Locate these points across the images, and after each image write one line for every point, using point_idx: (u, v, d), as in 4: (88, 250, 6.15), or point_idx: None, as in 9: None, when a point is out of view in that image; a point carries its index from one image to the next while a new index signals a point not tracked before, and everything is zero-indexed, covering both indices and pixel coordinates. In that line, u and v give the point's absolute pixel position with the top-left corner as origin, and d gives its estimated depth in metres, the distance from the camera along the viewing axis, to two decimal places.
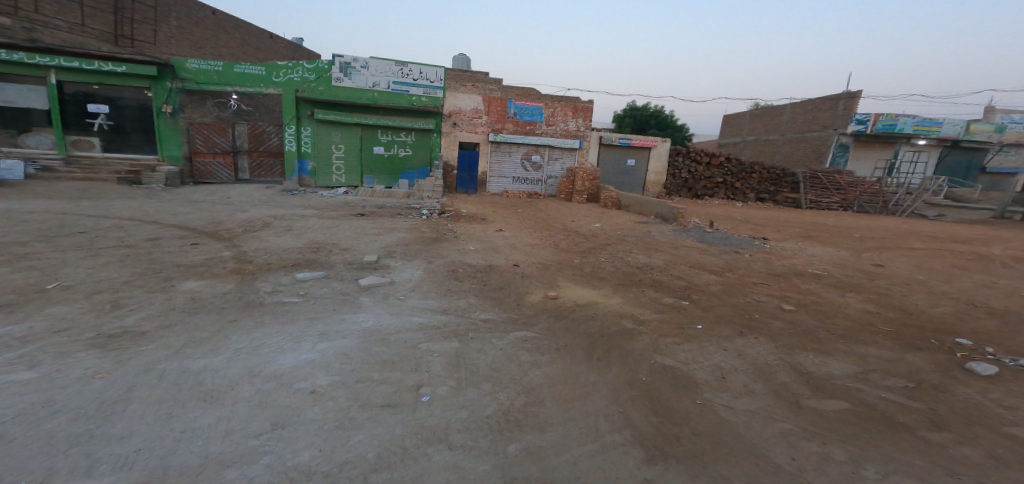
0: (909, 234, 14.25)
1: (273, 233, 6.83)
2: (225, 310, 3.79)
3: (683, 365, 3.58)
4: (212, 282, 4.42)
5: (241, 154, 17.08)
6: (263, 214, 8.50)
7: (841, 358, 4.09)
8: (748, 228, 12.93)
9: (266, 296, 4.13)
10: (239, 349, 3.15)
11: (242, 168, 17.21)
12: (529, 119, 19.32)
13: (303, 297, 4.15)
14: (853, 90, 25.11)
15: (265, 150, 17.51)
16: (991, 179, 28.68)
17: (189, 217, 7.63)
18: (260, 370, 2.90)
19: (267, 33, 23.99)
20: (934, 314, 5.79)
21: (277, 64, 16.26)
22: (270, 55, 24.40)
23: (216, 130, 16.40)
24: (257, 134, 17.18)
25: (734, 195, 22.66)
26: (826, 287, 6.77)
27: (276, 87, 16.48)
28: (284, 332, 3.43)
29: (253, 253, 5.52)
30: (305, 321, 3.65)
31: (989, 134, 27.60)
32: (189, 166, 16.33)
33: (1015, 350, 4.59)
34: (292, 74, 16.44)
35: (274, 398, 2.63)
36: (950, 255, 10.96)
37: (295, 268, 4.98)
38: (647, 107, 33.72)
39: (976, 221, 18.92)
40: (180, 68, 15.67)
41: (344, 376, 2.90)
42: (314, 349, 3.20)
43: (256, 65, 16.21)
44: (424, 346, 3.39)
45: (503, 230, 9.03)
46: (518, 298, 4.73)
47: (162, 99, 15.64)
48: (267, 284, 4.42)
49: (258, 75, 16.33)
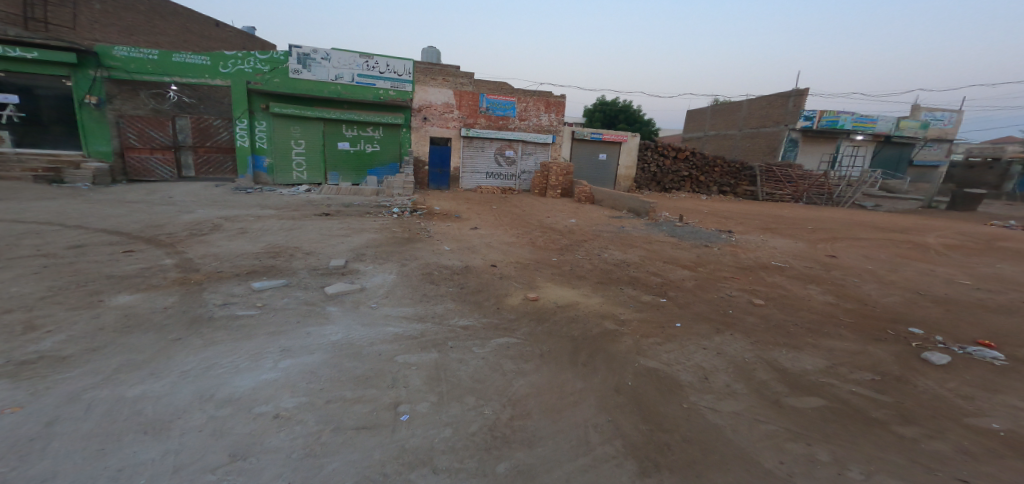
0: (855, 225, 15.22)
1: (224, 236, 6.33)
2: (169, 327, 3.42)
3: (667, 367, 3.56)
4: (152, 295, 3.99)
5: (185, 150, 15.86)
6: (213, 215, 7.88)
7: (812, 352, 4.21)
8: (714, 221, 13.35)
9: (218, 309, 3.77)
10: (187, 371, 2.83)
11: (186, 164, 15.98)
12: (501, 114, 19.06)
13: (261, 309, 3.82)
14: (802, 88, 26.44)
15: (213, 145, 16.26)
16: (919, 171, 31.13)
17: (124, 221, 6.94)
18: (213, 394, 2.60)
19: (214, 21, 22.37)
20: (887, 304, 6.14)
21: (225, 54, 15.18)
22: (218, 44, 22.79)
23: (153, 123, 15.23)
24: (202, 128, 15.93)
25: (699, 189, 23.46)
26: (790, 279, 7.04)
27: (225, 79, 15.39)
28: (239, 350, 3.11)
29: (201, 260, 5.07)
30: (265, 336, 3.35)
31: (916, 130, 29.79)
32: (122, 163, 15.08)
33: (961, 337, 4.93)
34: (243, 65, 15.39)
35: (231, 425, 2.36)
36: (890, 243, 11.76)
37: (251, 276, 4.60)
38: (616, 101, 34.12)
39: (911, 211, 20.49)
40: (105, 56, 14.39)
41: (312, 397, 2.65)
42: (276, 368, 2.92)
43: (200, 54, 15.08)
44: (401, 359, 3.18)
45: (479, 228, 8.82)
46: (497, 301, 4.58)
47: (84, 88, 14.33)
48: (218, 295, 4.04)
49: (202, 65, 15.21)
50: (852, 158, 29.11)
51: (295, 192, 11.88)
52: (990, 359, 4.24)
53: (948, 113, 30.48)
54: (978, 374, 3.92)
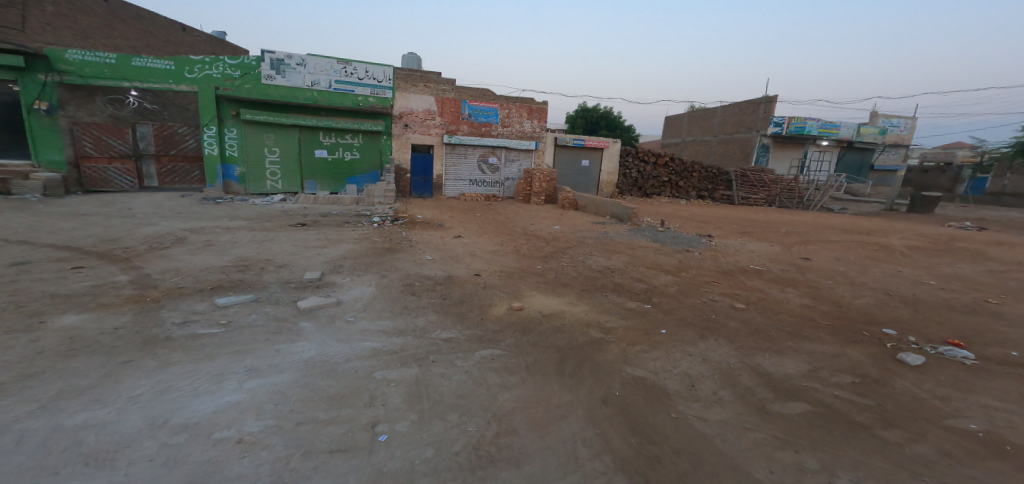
0: (825, 228, 15.76)
1: (188, 249, 6.01)
2: (120, 348, 3.15)
3: (654, 376, 3.52)
4: (102, 314, 3.70)
5: (147, 159, 15.27)
6: (177, 227, 7.52)
7: (794, 356, 4.25)
8: (694, 225, 13.60)
9: (176, 328, 3.51)
10: (138, 395, 2.59)
11: (149, 174, 15.40)
12: (483, 120, 19.04)
13: (225, 327, 3.59)
14: (772, 95, 27.42)
15: (179, 153, 15.79)
16: (881, 175, 32.61)
17: (78, 235, 6.54)
18: (167, 420, 2.38)
19: (181, 26, 21.71)
20: (861, 305, 6.31)
21: (191, 59, 14.67)
22: (186, 49, 22.08)
23: (111, 131, 14.58)
24: (166, 135, 15.42)
25: (679, 194, 23.92)
26: (768, 283, 7.17)
27: (191, 84, 14.86)
28: (199, 372, 2.89)
29: (160, 276, 4.78)
30: (228, 355, 3.13)
31: (875, 135, 31.20)
32: (76, 173, 14.28)
33: (932, 337, 5.09)
34: (211, 70, 14.92)
35: (187, 453, 2.15)
36: (859, 245, 12.19)
37: (216, 292, 4.34)
38: (597, 107, 34.65)
39: (875, 214, 21.38)
40: (56, 59, 13.64)
41: (280, 420, 2.46)
42: (239, 389, 2.71)
43: (164, 59, 14.53)
44: (379, 375, 3.03)
45: (462, 237, 8.70)
46: (481, 311, 4.46)
47: (34, 94, 13.57)
48: (177, 313, 3.78)
49: (166, 70, 14.65)
50: (819, 163, 30.29)
51: (269, 202, 11.51)
52: (961, 358, 4.38)
53: (903, 120, 32.11)
54: (951, 374, 4.02)
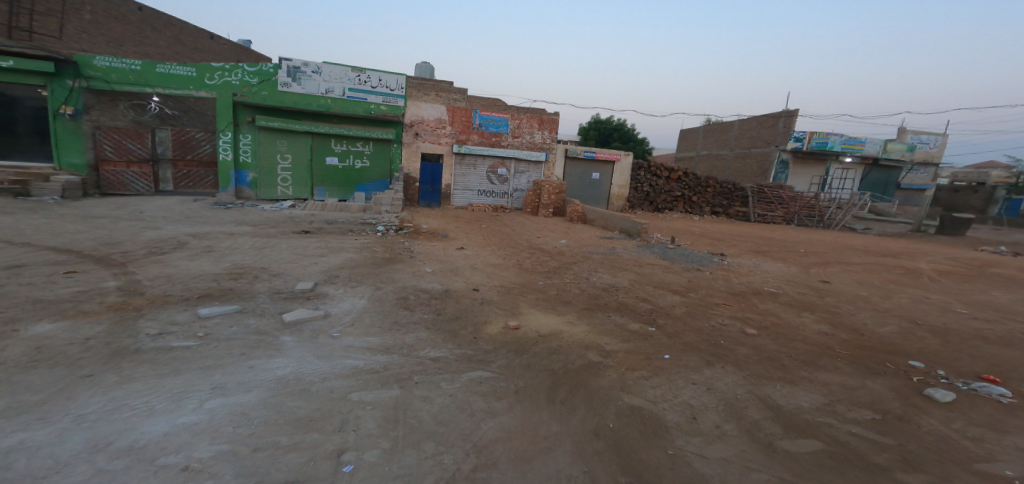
0: (846, 249, 15.15)
1: (185, 255, 6.03)
2: (84, 360, 3.06)
3: (652, 406, 3.30)
4: (77, 323, 3.64)
5: (163, 164, 15.63)
6: (181, 232, 7.62)
7: (808, 388, 3.96)
8: (706, 243, 13.23)
9: (149, 340, 3.43)
10: (86, 414, 2.48)
11: (164, 178, 15.73)
12: (494, 130, 19.09)
13: (201, 340, 3.50)
14: (792, 109, 26.87)
15: (195, 158, 16.12)
16: (907, 194, 31.49)
17: (82, 238, 6.64)
18: (111, 442, 2.26)
19: (208, 34, 22.52)
20: (883, 333, 5.93)
21: (212, 66, 15.14)
22: (211, 57, 22.86)
23: (131, 135, 15.04)
24: (183, 140, 15.80)
25: (692, 209, 23.50)
26: (783, 306, 6.83)
27: (210, 90, 15.31)
28: (160, 390, 2.78)
29: (149, 283, 4.76)
30: (196, 371, 3.03)
31: (902, 153, 30.11)
32: (95, 176, 14.78)
33: (963, 371, 4.70)
34: (230, 77, 15.33)
35: (126, 481, 2.02)
36: (882, 269, 11.62)
37: (201, 302, 4.28)
38: (611, 120, 34.55)
39: (900, 235, 20.56)
40: (85, 65, 14.23)
41: (235, 445, 2.33)
42: (199, 409, 2.61)
43: (186, 65, 15.00)
44: (355, 397, 2.90)
45: (465, 248, 8.61)
46: (474, 329, 4.29)
47: (60, 99, 14.12)
48: (154, 324, 3.71)
49: (187, 76, 15.10)
50: (841, 180, 29.43)
51: (278, 208, 11.65)
52: (997, 396, 4.01)
53: (932, 137, 31.00)
54: (984, 412, 3.68)
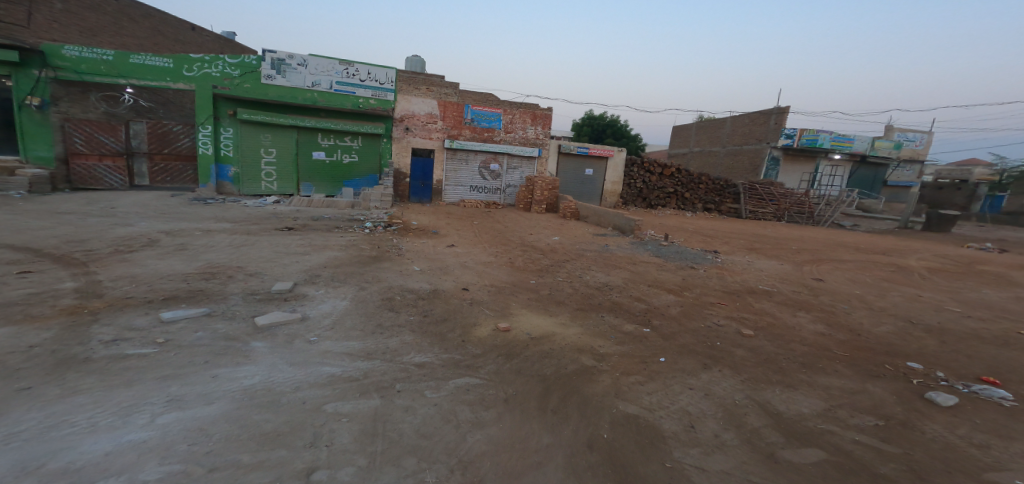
0: (839, 246, 15.16)
1: (155, 254, 5.75)
2: (25, 371, 2.82)
3: (648, 414, 3.14)
4: (23, 329, 3.39)
5: (139, 157, 15.36)
6: (153, 229, 7.31)
7: (808, 392, 3.83)
8: (700, 240, 13.13)
9: (102, 348, 3.19)
10: (18, 432, 2.26)
11: (140, 172, 15.47)
12: (487, 125, 18.83)
13: (162, 347, 3.27)
14: (783, 106, 26.92)
15: (173, 152, 15.87)
16: (894, 191, 31.83)
17: (44, 235, 6.32)
18: (41, 465, 2.04)
19: (190, 25, 22.20)
20: (880, 334, 5.83)
21: (191, 57, 14.69)
22: (194, 48, 22.57)
23: (103, 128, 14.63)
24: (160, 133, 15.52)
25: (685, 206, 23.41)
26: (778, 306, 6.73)
27: (189, 82, 14.86)
28: (107, 403, 2.56)
29: (110, 284, 4.50)
30: (151, 382, 2.81)
31: (889, 150, 30.33)
32: (65, 170, 14.31)
33: (962, 373, 4.61)
34: (210, 69, 14.90)
35: None
36: (874, 266, 11.59)
37: (166, 305, 4.04)
38: (604, 115, 34.39)
39: (889, 231, 20.71)
40: (52, 55, 13.77)
41: (188, 465, 2.13)
42: (150, 425, 2.40)
43: (163, 56, 14.55)
44: (330, 408, 2.72)
45: (455, 246, 8.40)
46: (463, 332, 4.10)
47: (25, 89, 13.64)
48: (111, 330, 3.48)
49: (164, 67, 14.65)
50: (831, 177, 29.64)
51: (261, 203, 11.34)
52: (998, 399, 3.92)
53: (919, 134, 31.29)
54: (988, 417, 3.57)
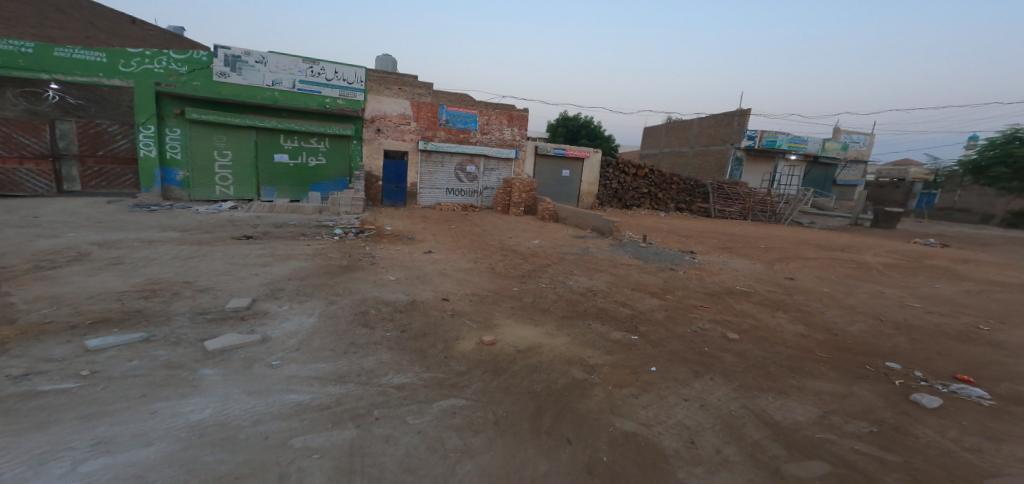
0: (801, 243, 15.76)
1: (86, 269, 5.15)
2: None
3: (647, 431, 2.96)
4: None
5: (68, 160, 14.31)
6: (87, 240, 6.63)
7: (801, 399, 3.76)
8: (675, 240, 13.29)
9: (12, 383, 2.72)
10: None
11: (71, 176, 14.42)
12: (462, 127, 18.50)
13: (89, 380, 2.83)
14: (745, 108, 27.93)
15: (109, 154, 14.96)
16: (842, 190, 33.73)
17: None
18: None
19: (130, 18, 21.52)
20: (855, 333, 5.93)
21: (128, 52, 13.65)
22: (136, 43, 21.85)
23: (24, 128, 13.50)
24: (93, 133, 14.55)
25: (658, 206, 23.82)
26: (757, 306, 6.77)
27: (127, 78, 13.78)
28: (14, 452, 2.13)
29: (27, 306, 3.94)
30: (72, 423, 2.39)
31: (837, 151, 32.01)
32: None
33: (938, 372, 4.71)
34: (153, 65, 13.92)
35: None
36: (837, 263, 12.05)
37: (96, 329, 3.54)
38: (578, 117, 34.68)
39: (844, 228, 21.79)
40: None
41: None
42: (70, 475, 2.00)
43: (95, 50, 13.40)
44: (297, 443, 2.38)
45: (433, 252, 8.06)
46: (445, 347, 3.82)
47: None
48: (25, 362, 2.99)
49: (96, 62, 13.50)
50: (789, 177, 31.02)
51: (217, 210, 10.58)
52: (977, 399, 3.98)
53: (863, 136, 33.24)
54: (972, 418, 3.60)
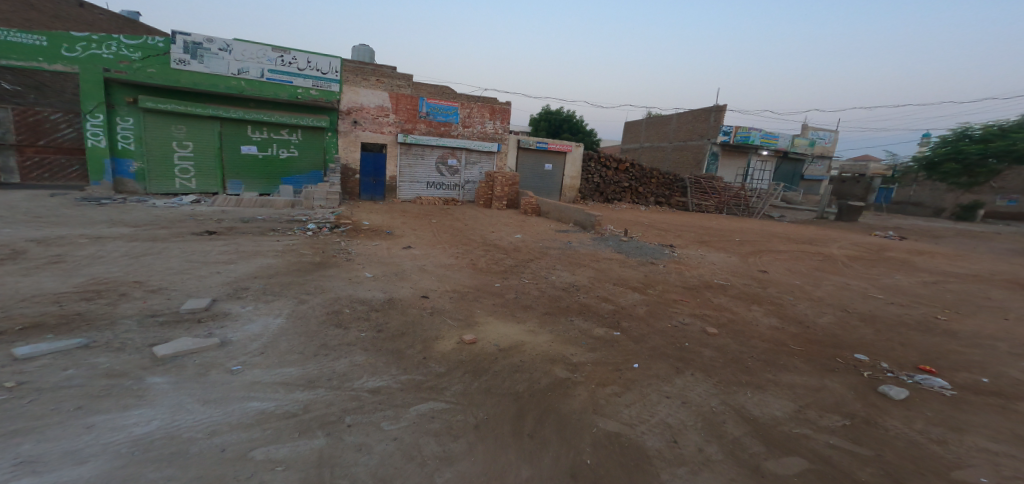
0: (773, 236, 16.20)
1: (21, 269, 4.72)
2: None
3: (630, 431, 2.90)
4: None
5: (7, 150, 13.47)
6: (29, 236, 6.14)
7: (778, 393, 3.79)
8: (655, 233, 13.44)
9: None
10: None
11: (9, 167, 13.56)
12: (442, 119, 18.15)
13: (13, 392, 2.53)
14: (721, 105, 28.50)
15: (52, 144, 14.00)
16: (809, 185, 35.01)
17: None
18: None
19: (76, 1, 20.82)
20: (827, 325, 6.08)
21: (73, 35, 12.74)
22: (84, 26, 21.14)
23: None
24: (32, 122, 13.63)
25: (638, 200, 24.07)
26: (735, 300, 6.86)
27: (71, 64, 12.87)
28: None
29: None
30: None
31: (807, 147, 33.09)
32: None
33: (903, 362, 4.85)
34: (102, 50, 13.07)
35: None
36: (807, 256, 12.43)
37: (26, 336, 3.21)
38: (559, 110, 34.69)
39: (812, 222, 22.57)
40: None
41: None
42: None
43: (34, 33, 12.47)
44: (258, 455, 2.19)
45: (412, 247, 7.83)
46: (423, 347, 3.66)
47: None
48: None
49: (37, 46, 12.55)
50: (761, 172, 31.93)
51: (178, 204, 10.00)
52: (940, 389, 4.11)
53: (830, 133, 34.50)
54: (937, 409, 3.70)
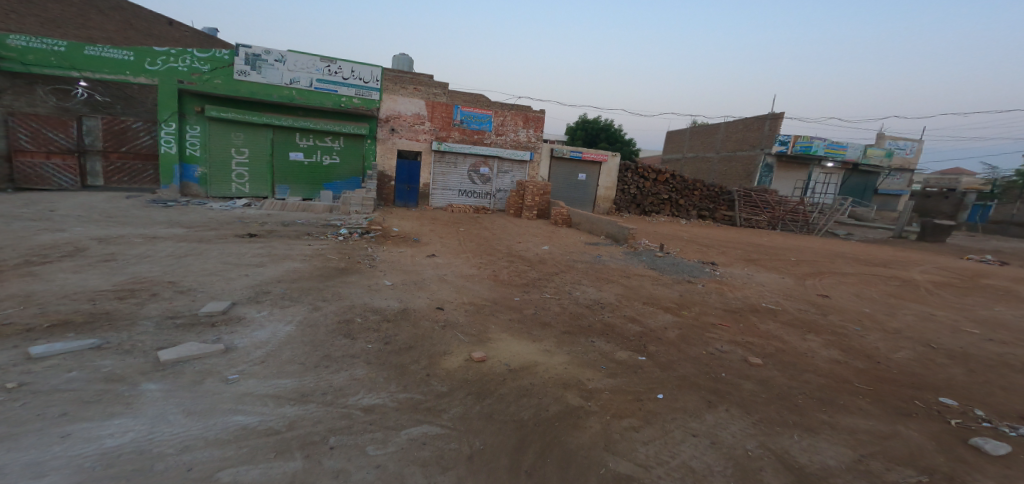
0: (835, 256, 14.69)
1: (72, 266, 5.13)
2: None
3: (644, 474, 2.55)
4: None
5: (93, 156, 15.07)
6: (91, 234, 6.77)
7: (832, 438, 3.25)
8: (696, 249, 12.62)
9: None
10: None
11: (94, 171, 15.14)
12: (477, 127, 18.34)
13: (16, 394, 2.64)
14: (777, 112, 26.66)
15: (132, 150, 15.67)
16: (884, 200, 31.66)
17: None
18: None
19: (165, 21, 23.33)
20: (901, 361, 5.26)
21: (154, 50, 14.12)
22: (168, 43, 23.59)
23: (53, 124, 14.24)
24: (117, 131, 15.25)
25: (679, 212, 22.90)
26: (785, 326, 6.16)
27: (151, 76, 14.27)
28: None
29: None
30: None
31: (881, 158, 29.99)
32: (8, 168, 13.86)
33: (1004, 411, 4.05)
34: (177, 63, 14.36)
35: None
36: (878, 280, 11.06)
37: (48, 335, 3.40)
38: (598, 120, 34.12)
39: (883, 241, 20.32)
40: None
41: None
42: None
43: (123, 49, 13.97)
44: (224, 477, 2.11)
45: (436, 256, 7.81)
46: (429, 363, 3.52)
47: None
48: None
49: (125, 61, 14.06)
50: (825, 185, 29.36)
51: (228, 207, 10.71)
52: None
53: (909, 143, 31.13)
54: None
